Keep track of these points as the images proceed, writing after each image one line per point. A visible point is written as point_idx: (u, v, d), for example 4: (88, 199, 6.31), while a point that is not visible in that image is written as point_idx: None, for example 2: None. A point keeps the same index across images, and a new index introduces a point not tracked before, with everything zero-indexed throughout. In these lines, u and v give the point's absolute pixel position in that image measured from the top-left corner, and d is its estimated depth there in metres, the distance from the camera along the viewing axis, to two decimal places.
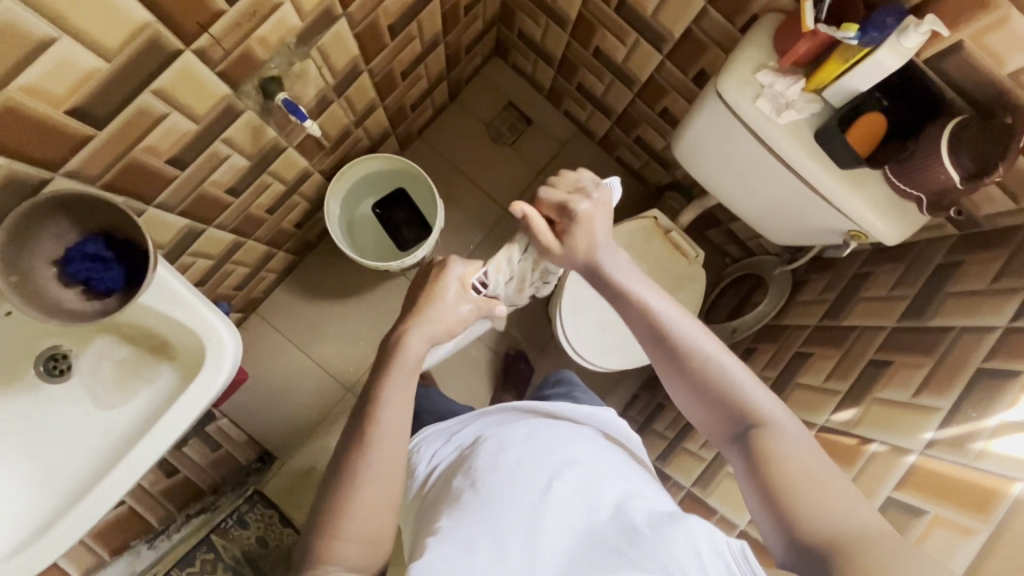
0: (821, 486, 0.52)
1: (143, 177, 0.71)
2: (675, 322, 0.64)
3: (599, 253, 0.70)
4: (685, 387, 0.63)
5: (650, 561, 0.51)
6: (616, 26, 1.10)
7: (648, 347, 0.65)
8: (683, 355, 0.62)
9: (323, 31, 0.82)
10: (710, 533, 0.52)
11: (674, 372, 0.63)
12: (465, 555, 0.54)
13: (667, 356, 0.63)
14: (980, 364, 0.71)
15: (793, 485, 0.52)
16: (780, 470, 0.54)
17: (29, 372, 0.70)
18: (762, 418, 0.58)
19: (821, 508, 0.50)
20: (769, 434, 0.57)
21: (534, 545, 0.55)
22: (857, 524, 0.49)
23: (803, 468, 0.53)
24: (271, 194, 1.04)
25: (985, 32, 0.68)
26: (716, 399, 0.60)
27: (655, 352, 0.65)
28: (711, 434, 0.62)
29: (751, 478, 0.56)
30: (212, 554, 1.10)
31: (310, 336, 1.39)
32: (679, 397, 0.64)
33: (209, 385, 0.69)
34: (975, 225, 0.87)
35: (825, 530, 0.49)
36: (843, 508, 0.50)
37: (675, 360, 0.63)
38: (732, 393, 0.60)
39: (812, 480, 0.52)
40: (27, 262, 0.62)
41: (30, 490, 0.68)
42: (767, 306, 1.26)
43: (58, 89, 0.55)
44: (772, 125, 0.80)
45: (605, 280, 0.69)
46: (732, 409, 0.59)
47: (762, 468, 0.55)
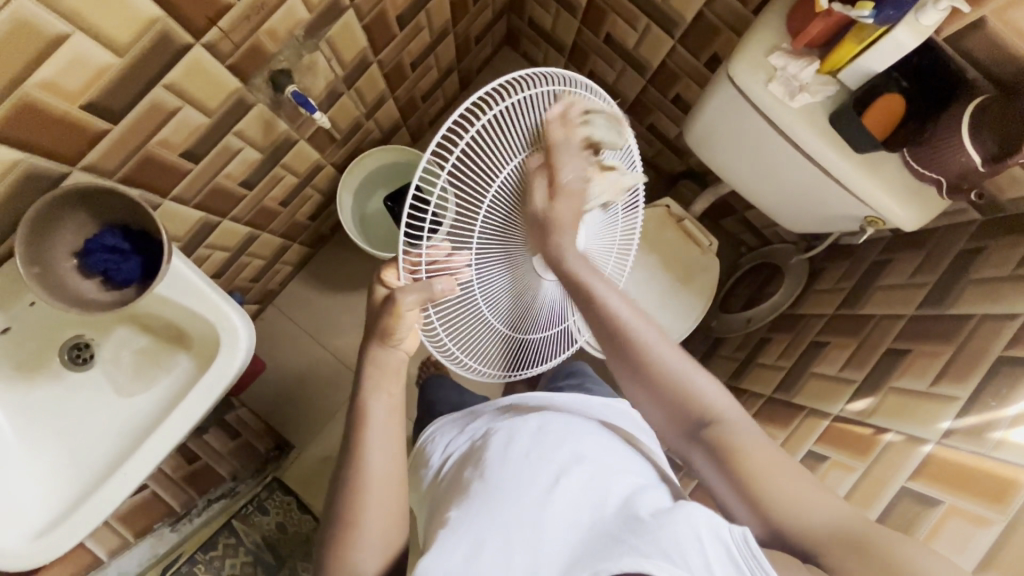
0: (788, 477, 0.55)
1: (158, 171, 0.73)
2: (635, 325, 0.63)
3: (567, 255, 0.65)
4: (645, 394, 0.63)
5: (649, 545, 0.49)
6: (626, 11, 1.08)
7: (610, 355, 0.65)
8: (642, 360, 0.62)
9: (331, 22, 0.83)
10: (710, 517, 0.52)
11: (636, 379, 0.63)
12: (472, 551, 0.55)
13: (628, 365, 0.63)
14: (1002, 353, 0.69)
15: (763, 480, 0.55)
16: (743, 461, 0.57)
17: (55, 361, 0.72)
18: (716, 415, 0.60)
19: (796, 499, 0.54)
20: (727, 428, 0.59)
21: (539, 540, 0.55)
22: (820, 510, 0.53)
23: (762, 459, 0.56)
24: (284, 187, 1.06)
25: (1008, 8, 0.66)
26: (674, 405, 0.61)
27: (616, 360, 0.64)
28: (666, 432, 0.64)
29: (718, 472, 0.58)
30: (232, 538, 1.16)
31: (325, 327, 1.41)
32: (638, 398, 0.64)
33: (224, 373, 0.71)
34: (999, 209, 0.84)
35: (792, 517, 0.53)
36: (815, 499, 0.53)
37: (635, 364, 0.63)
38: (689, 394, 0.61)
39: (778, 471, 0.55)
40: (50, 254, 0.64)
41: (59, 474, 0.71)
42: (783, 295, 1.24)
43: (73, 85, 0.56)
44: (785, 109, 0.79)
45: (568, 281, 0.66)
46: (690, 411, 0.61)
47: (727, 462, 0.57)
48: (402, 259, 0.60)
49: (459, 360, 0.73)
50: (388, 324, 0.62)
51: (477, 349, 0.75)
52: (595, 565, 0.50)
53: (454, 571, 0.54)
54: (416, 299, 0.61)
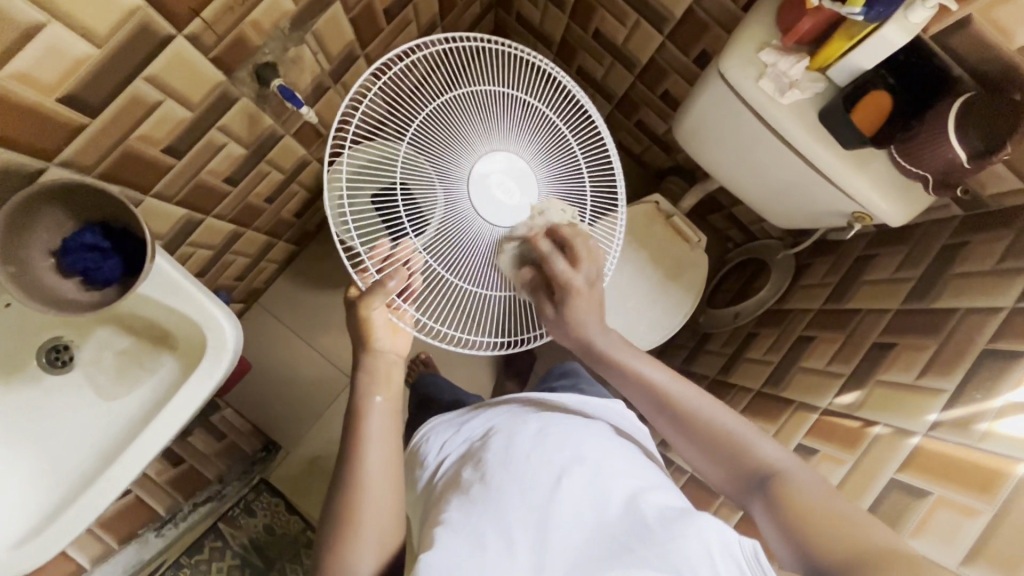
0: (844, 516, 0.50)
1: (137, 166, 0.70)
2: (671, 388, 0.66)
3: (589, 327, 0.72)
4: (692, 449, 0.64)
5: (659, 560, 0.51)
6: (615, 7, 1.08)
7: (654, 418, 0.67)
8: (688, 417, 0.64)
9: (317, 14, 0.81)
10: (721, 533, 0.53)
11: (680, 432, 0.64)
12: (473, 550, 0.54)
13: (671, 423, 0.65)
14: (985, 346, 0.70)
15: (815, 522, 0.51)
16: (800, 507, 0.53)
17: (32, 363, 0.70)
18: (773, 466, 0.58)
19: (850, 536, 0.48)
20: (784, 477, 0.56)
21: (544, 540, 0.55)
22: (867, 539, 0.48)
23: (820, 503, 0.53)
24: (270, 183, 1.04)
25: (995, 5, 0.67)
26: (725, 457, 0.61)
27: (660, 421, 0.66)
28: (729, 494, 0.61)
29: (773, 521, 0.54)
30: (219, 542, 1.13)
31: (312, 326, 1.39)
32: (689, 458, 0.64)
33: (211, 373, 0.70)
34: (981, 205, 0.86)
35: (838, 547, 0.48)
36: (871, 532, 0.48)
37: (680, 423, 0.64)
38: (738, 447, 0.61)
39: (834, 513, 0.51)
40: (26, 253, 0.62)
41: (38, 481, 0.69)
42: (770, 290, 1.25)
43: (49, 77, 0.54)
44: (775, 106, 0.79)
45: (602, 358, 0.71)
46: (741, 463, 0.60)
47: (782, 506, 0.54)
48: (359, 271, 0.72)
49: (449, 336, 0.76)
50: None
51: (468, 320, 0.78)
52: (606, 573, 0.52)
53: (454, 567, 0.53)
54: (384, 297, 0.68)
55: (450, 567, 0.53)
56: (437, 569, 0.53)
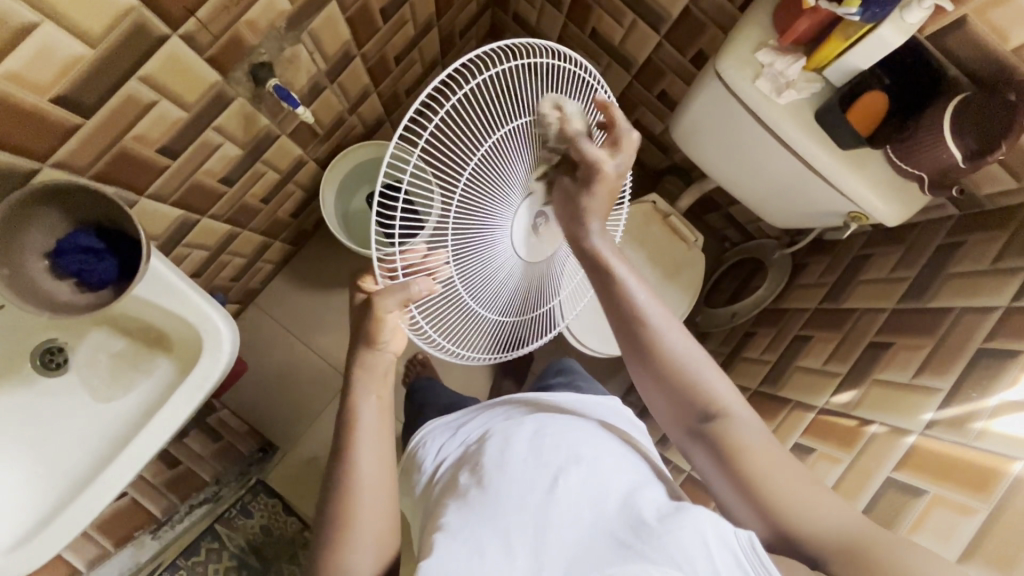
0: (787, 471, 0.55)
1: (132, 167, 0.70)
2: (644, 307, 0.62)
3: (586, 229, 0.66)
4: (650, 380, 0.62)
5: (656, 553, 0.52)
6: (612, 6, 1.08)
7: (619, 338, 0.64)
8: (654, 349, 0.61)
9: (313, 14, 0.81)
10: (716, 522, 0.53)
11: (642, 362, 0.62)
12: (473, 557, 0.54)
13: (637, 347, 0.62)
14: (981, 345, 0.70)
15: (763, 475, 0.55)
16: (748, 460, 0.56)
17: (26, 365, 0.69)
18: (721, 407, 0.59)
19: (798, 499, 0.54)
20: (733, 422, 0.58)
21: (542, 543, 0.55)
22: (833, 519, 0.53)
23: (769, 459, 0.56)
24: (266, 183, 1.03)
25: (988, 7, 0.68)
26: (677, 395, 0.61)
27: (624, 344, 0.63)
28: (667, 426, 0.63)
29: (721, 468, 0.58)
30: (215, 543, 1.12)
31: (309, 326, 1.38)
32: (643, 388, 0.63)
33: (206, 376, 0.69)
34: (977, 204, 0.86)
35: (810, 525, 0.53)
36: (814, 495, 0.54)
37: (645, 354, 0.62)
38: (691, 384, 0.60)
39: (779, 466, 0.55)
40: (20, 255, 0.61)
41: (32, 485, 0.68)
42: (767, 290, 1.26)
43: (43, 77, 0.54)
44: (772, 106, 0.79)
45: (590, 259, 0.66)
46: (691, 402, 0.60)
47: (732, 458, 0.57)
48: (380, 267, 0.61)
49: (448, 350, 0.71)
50: (376, 326, 0.61)
51: (462, 334, 0.72)
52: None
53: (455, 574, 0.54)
54: (397, 302, 0.60)
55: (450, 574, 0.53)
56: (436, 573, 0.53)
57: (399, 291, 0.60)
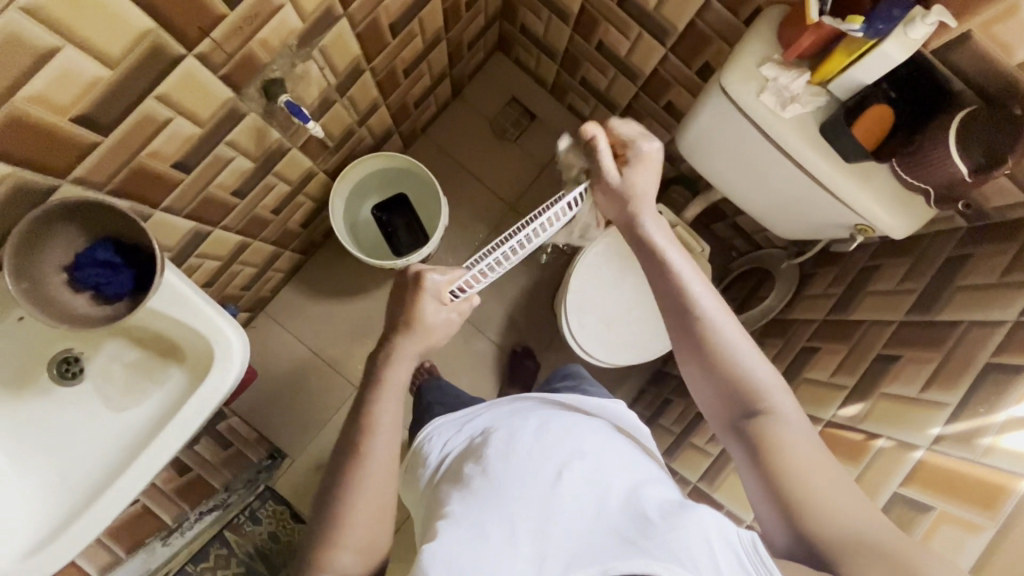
0: (821, 476, 0.54)
1: (148, 181, 0.72)
2: (702, 298, 0.65)
3: (641, 213, 0.70)
4: (698, 367, 0.63)
5: (660, 549, 0.50)
6: (619, 20, 1.09)
7: (670, 322, 0.66)
8: (708, 341, 0.63)
9: (324, 31, 0.82)
10: (719, 520, 0.54)
11: (695, 346, 0.63)
12: (474, 542, 0.55)
13: (689, 336, 0.64)
14: (989, 360, 0.70)
15: (796, 474, 0.55)
16: (786, 457, 0.56)
17: (43, 376, 0.71)
18: (769, 406, 0.59)
19: (829, 505, 0.52)
20: (775, 421, 0.58)
21: (545, 531, 0.55)
22: (856, 515, 0.52)
23: (809, 458, 0.56)
24: (277, 195, 1.05)
25: (993, 22, 0.67)
26: (728, 385, 0.62)
27: (676, 328, 0.65)
28: (711, 413, 0.63)
29: (754, 463, 0.58)
30: (225, 549, 1.14)
31: (318, 334, 1.40)
32: (692, 373, 0.64)
33: (218, 386, 0.70)
34: (986, 218, 0.85)
35: (831, 525, 0.51)
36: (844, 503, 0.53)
37: (696, 344, 0.63)
38: (745, 375, 0.61)
39: (813, 470, 0.55)
40: (38, 268, 0.63)
41: (49, 492, 0.70)
42: (774, 300, 1.26)
43: (64, 99, 0.56)
44: (777, 119, 0.80)
45: (635, 238, 0.70)
46: (741, 394, 0.61)
47: (771, 456, 0.57)
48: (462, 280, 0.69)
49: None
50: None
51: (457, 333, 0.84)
52: (605, 563, 0.51)
53: (456, 558, 0.54)
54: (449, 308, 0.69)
55: (450, 557, 0.54)
56: (439, 561, 0.54)
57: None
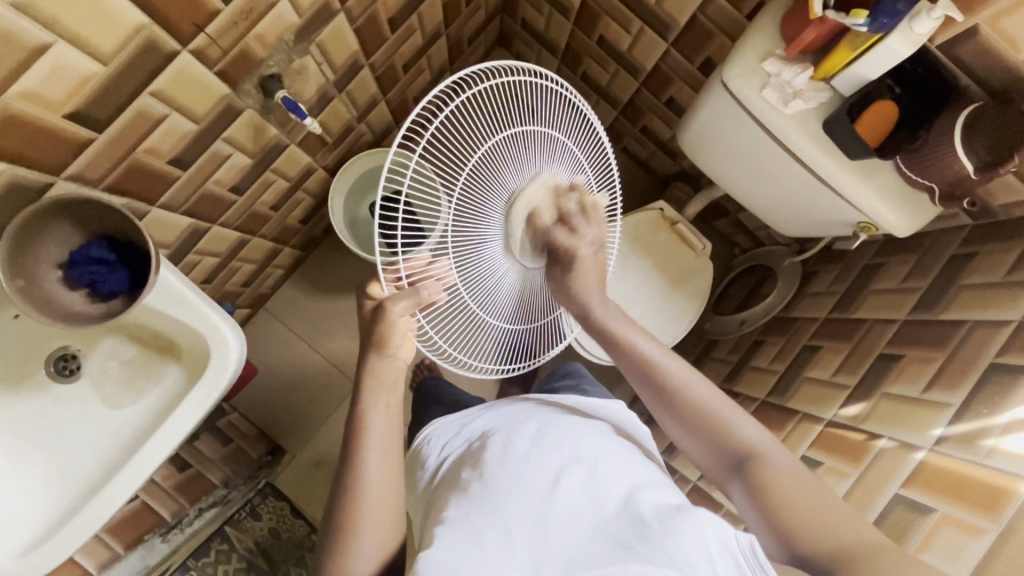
0: (816, 506, 0.55)
1: (144, 178, 0.71)
2: (664, 363, 0.69)
3: (591, 300, 0.76)
4: (680, 428, 0.66)
5: (657, 555, 0.51)
6: (620, 14, 1.08)
7: (641, 390, 0.69)
8: (679, 398, 0.66)
9: (322, 26, 0.81)
10: (717, 526, 0.53)
11: (670, 409, 0.67)
12: (471, 549, 0.55)
13: (662, 401, 0.67)
14: (993, 360, 0.69)
15: (792, 508, 0.55)
16: (781, 493, 0.57)
17: (40, 373, 0.71)
18: (752, 448, 0.61)
19: (831, 529, 0.53)
20: (763, 461, 0.60)
21: (540, 538, 0.55)
22: (853, 533, 0.52)
23: (799, 488, 0.57)
24: (275, 191, 1.05)
25: (1000, 17, 0.66)
26: (711, 438, 0.64)
27: (650, 397, 0.68)
28: (709, 469, 0.65)
29: (751, 502, 0.58)
30: (226, 545, 1.10)
31: (318, 331, 1.40)
32: (677, 435, 0.67)
33: (215, 384, 0.70)
34: (992, 215, 0.84)
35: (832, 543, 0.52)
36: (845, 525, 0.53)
37: (669, 402, 0.67)
38: (723, 427, 0.63)
39: (808, 501, 0.55)
40: (33, 265, 0.63)
41: (47, 489, 0.70)
42: (776, 298, 1.25)
43: (56, 96, 0.55)
44: (779, 115, 0.78)
45: (598, 330, 0.75)
46: (725, 445, 0.63)
47: (764, 491, 0.57)
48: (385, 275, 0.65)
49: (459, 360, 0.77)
50: (397, 339, 0.65)
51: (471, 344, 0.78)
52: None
53: (451, 564, 0.54)
54: (407, 305, 0.64)
55: (448, 563, 0.54)
56: (435, 568, 0.54)
57: (409, 297, 0.63)
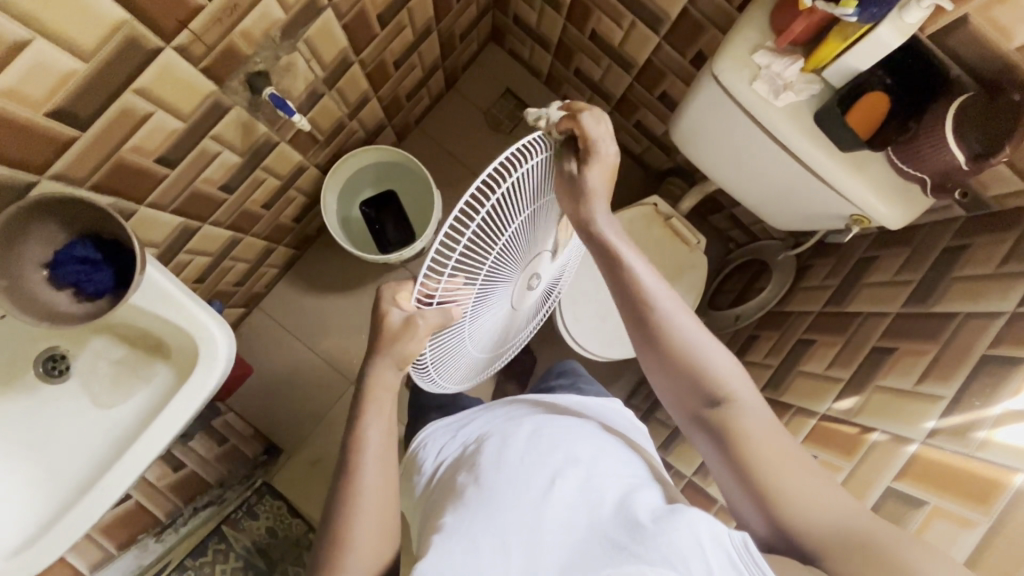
0: (797, 471, 0.55)
1: (131, 176, 0.71)
2: (658, 296, 0.64)
3: (596, 215, 0.68)
4: (658, 366, 0.63)
5: (652, 553, 0.51)
6: (611, 9, 1.07)
7: (625, 323, 0.66)
8: (658, 333, 0.63)
9: (309, 23, 0.81)
10: (711, 525, 0.53)
11: (652, 347, 0.63)
12: (468, 553, 0.54)
13: (644, 337, 0.64)
14: (986, 351, 0.69)
15: (765, 469, 0.55)
16: (754, 452, 0.56)
17: (29, 373, 0.71)
18: (728, 394, 0.59)
19: (819, 506, 0.53)
20: (736, 410, 0.58)
21: (536, 541, 0.54)
22: (838, 508, 0.52)
23: (783, 461, 0.55)
24: (266, 189, 1.04)
25: (989, 7, 0.66)
26: (688, 376, 0.61)
27: (631, 331, 0.65)
28: (676, 409, 0.63)
29: (722, 455, 0.58)
30: (223, 544, 1.12)
31: (312, 330, 1.39)
32: (653, 374, 0.64)
33: (203, 383, 0.70)
34: (984, 205, 0.83)
35: (811, 525, 0.52)
36: (830, 503, 0.53)
37: (652, 339, 0.63)
38: (699, 366, 0.61)
39: (783, 464, 0.55)
40: (19, 265, 0.63)
41: (34, 490, 0.70)
42: (771, 292, 1.24)
43: (37, 93, 0.55)
44: (769, 108, 0.78)
45: (601, 246, 0.69)
46: (701, 384, 0.60)
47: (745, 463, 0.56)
48: (418, 287, 0.58)
49: (429, 377, 0.74)
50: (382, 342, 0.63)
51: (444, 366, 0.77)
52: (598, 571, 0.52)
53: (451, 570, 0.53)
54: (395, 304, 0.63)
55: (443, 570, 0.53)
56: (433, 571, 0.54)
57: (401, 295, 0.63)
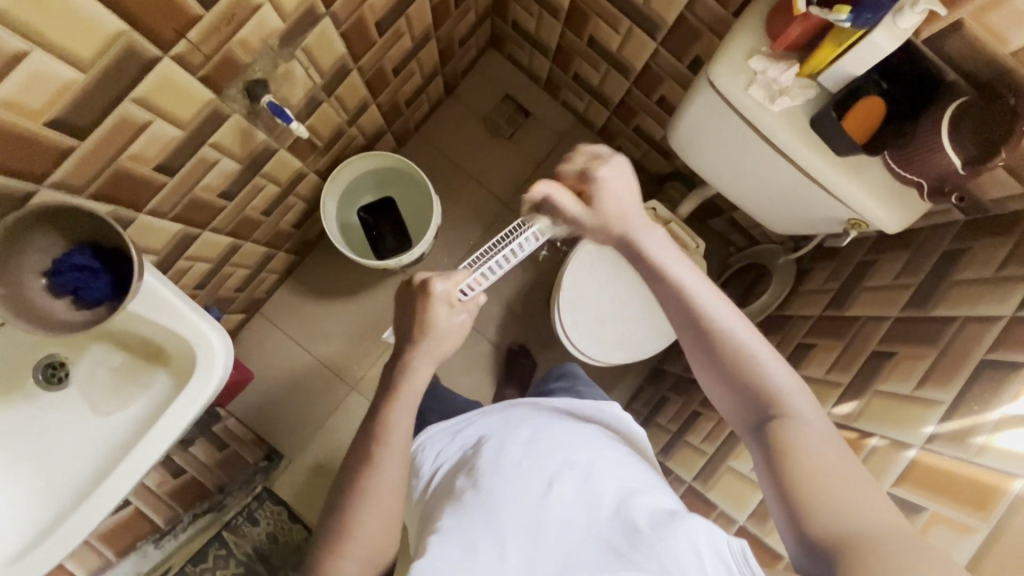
0: (837, 482, 0.51)
1: (130, 184, 0.71)
2: (706, 304, 0.61)
3: (635, 227, 0.64)
4: (714, 377, 0.61)
5: (649, 562, 0.52)
6: (608, 15, 1.08)
7: (681, 332, 0.62)
8: (716, 341, 0.59)
9: (307, 31, 0.81)
10: (711, 533, 0.52)
11: (710, 359, 0.60)
12: (465, 557, 0.55)
13: (701, 346, 0.61)
14: (985, 356, 0.68)
15: (807, 480, 0.52)
16: (800, 464, 0.53)
17: (28, 380, 0.71)
18: (786, 408, 0.57)
19: (847, 513, 0.50)
20: (791, 424, 0.56)
21: (533, 546, 0.55)
22: (865, 517, 0.49)
23: (822, 466, 0.52)
24: (266, 196, 1.05)
25: (985, 11, 0.66)
26: (744, 389, 0.59)
27: (688, 340, 0.62)
28: (731, 419, 0.61)
29: (767, 465, 0.56)
30: (223, 550, 1.14)
31: (313, 336, 1.40)
32: (707, 384, 0.62)
33: (201, 391, 0.70)
34: (982, 209, 0.83)
35: (829, 524, 0.50)
36: (857, 509, 0.50)
37: (709, 348, 0.60)
38: (757, 377, 0.58)
39: (826, 476, 0.52)
40: (17, 274, 0.63)
41: (33, 497, 0.70)
42: (771, 296, 1.23)
43: (36, 103, 0.55)
44: (766, 113, 0.78)
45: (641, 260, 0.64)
46: (757, 397, 0.58)
47: (783, 463, 0.54)
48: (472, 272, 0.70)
49: None
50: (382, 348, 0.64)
51: None
52: None
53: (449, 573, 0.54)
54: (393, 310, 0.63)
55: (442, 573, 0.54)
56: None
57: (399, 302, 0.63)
